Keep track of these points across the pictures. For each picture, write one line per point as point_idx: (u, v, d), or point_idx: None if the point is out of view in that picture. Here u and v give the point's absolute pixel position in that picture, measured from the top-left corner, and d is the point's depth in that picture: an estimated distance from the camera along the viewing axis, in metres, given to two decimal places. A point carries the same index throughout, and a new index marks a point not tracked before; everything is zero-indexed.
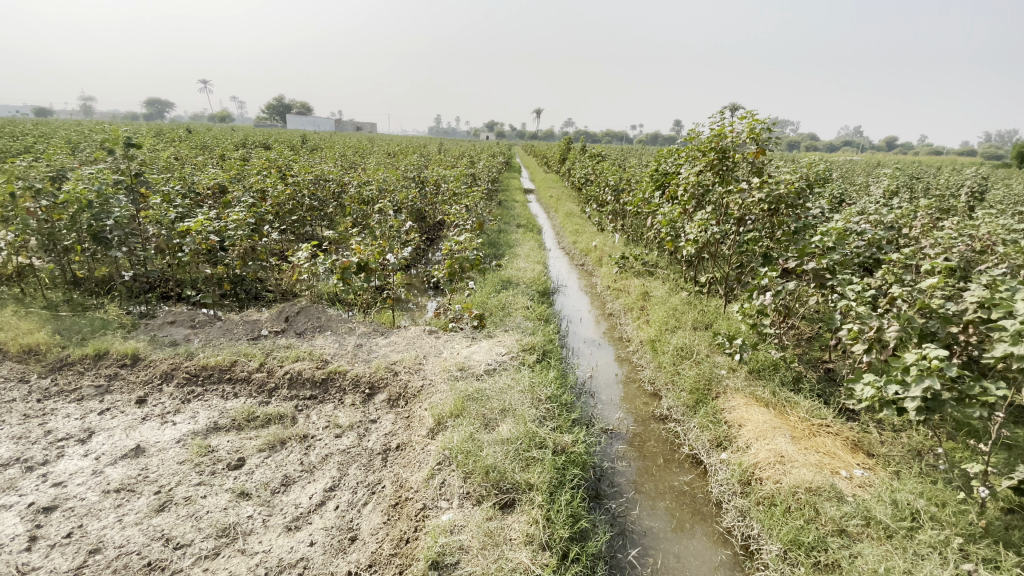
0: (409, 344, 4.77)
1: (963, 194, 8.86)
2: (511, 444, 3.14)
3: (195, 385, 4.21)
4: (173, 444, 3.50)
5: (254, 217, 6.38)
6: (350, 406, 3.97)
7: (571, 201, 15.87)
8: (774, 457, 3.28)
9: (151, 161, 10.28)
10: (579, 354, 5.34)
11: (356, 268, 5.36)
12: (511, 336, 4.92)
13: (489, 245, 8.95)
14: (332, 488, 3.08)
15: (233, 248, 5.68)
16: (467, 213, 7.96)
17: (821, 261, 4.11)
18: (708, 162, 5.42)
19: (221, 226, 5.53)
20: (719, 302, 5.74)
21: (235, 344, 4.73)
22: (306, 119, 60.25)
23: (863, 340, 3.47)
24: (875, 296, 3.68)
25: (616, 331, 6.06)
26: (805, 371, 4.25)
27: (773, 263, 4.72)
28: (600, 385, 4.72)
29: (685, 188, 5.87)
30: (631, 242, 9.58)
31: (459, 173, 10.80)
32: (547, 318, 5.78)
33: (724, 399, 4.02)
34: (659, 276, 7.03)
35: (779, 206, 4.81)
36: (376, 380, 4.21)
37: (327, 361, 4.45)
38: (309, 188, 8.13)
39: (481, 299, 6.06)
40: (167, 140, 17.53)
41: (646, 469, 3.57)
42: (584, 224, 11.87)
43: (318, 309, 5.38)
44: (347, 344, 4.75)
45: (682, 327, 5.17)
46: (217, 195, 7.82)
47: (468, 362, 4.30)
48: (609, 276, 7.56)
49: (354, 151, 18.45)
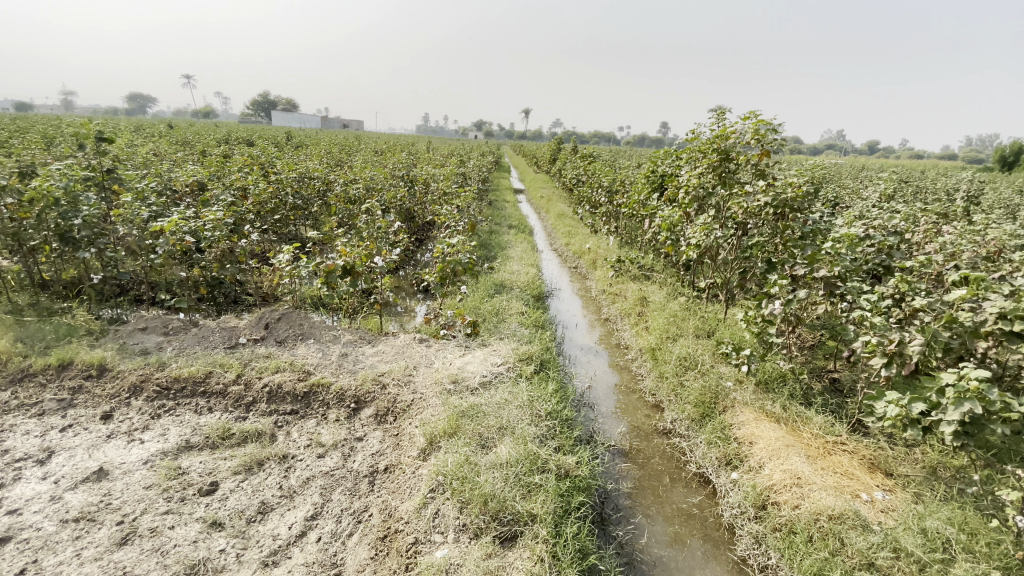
0: (398, 353, 4.50)
1: (957, 198, 8.81)
2: (511, 468, 2.89)
3: (166, 399, 3.89)
4: (140, 466, 3.18)
5: (233, 217, 6.04)
6: (334, 422, 3.69)
7: (562, 202, 15.66)
8: (790, 480, 3.08)
9: (128, 157, 9.86)
10: (576, 363, 5.11)
11: (341, 271, 5.09)
12: (506, 344, 4.67)
13: (480, 247, 8.71)
14: (314, 516, 2.81)
15: (210, 250, 5.35)
16: (458, 214, 7.70)
17: (833, 269, 3.93)
18: (709, 164, 5.26)
19: (198, 226, 5.20)
20: (720, 309, 5.56)
21: (211, 353, 4.41)
22: (292, 116, 59.37)
23: (881, 353, 3.30)
24: (890, 306, 3.52)
25: (613, 338, 5.83)
26: (814, 384, 4.07)
27: (780, 270, 4.53)
28: (599, 396, 4.49)
29: (686, 190, 5.67)
30: (626, 244, 9.38)
31: (450, 172, 10.53)
32: (543, 325, 5.54)
33: (732, 414, 3.81)
34: (657, 281, 6.84)
35: (785, 210, 4.63)
36: (363, 393, 3.93)
37: (311, 373, 4.17)
38: (293, 187, 7.78)
39: (473, 304, 5.80)
40: (146, 135, 17.02)
41: (652, 489, 3.35)
42: (576, 225, 11.67)
43: (301, 315, 5.07)
44: (331, 354, 4.46)
45: (684, 335, 4.97)
46: (196, 193, 7.46)
47: (462, 373, 4.04)
48: (605, 280, 7.34)
49: (340, 148, 18.11)
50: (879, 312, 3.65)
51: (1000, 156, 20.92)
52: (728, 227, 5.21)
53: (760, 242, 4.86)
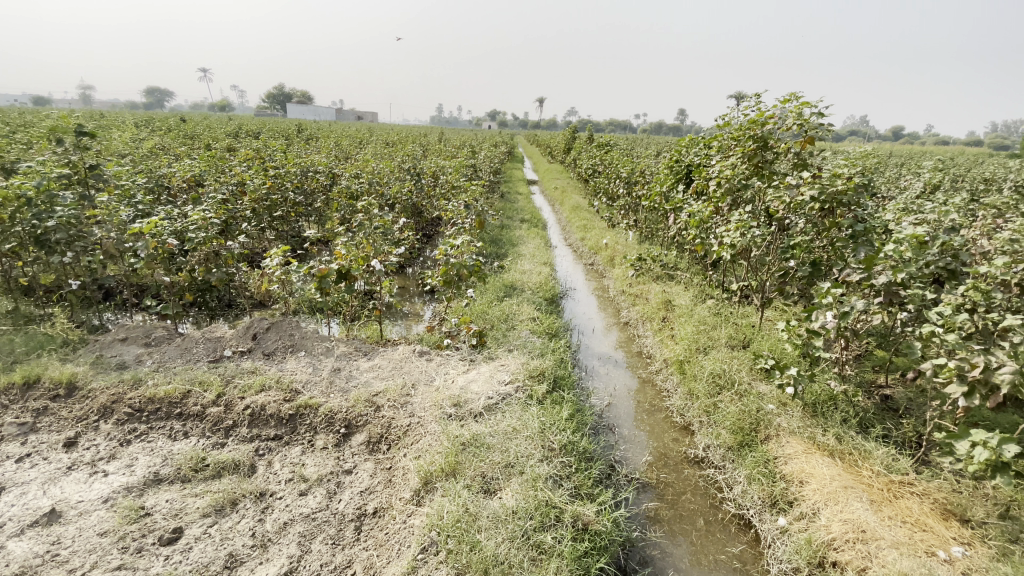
0: (396, 369, 4.05)
1: (1006, 185, 8.04)
2: (517, 523, 2.44)
3: (138, 423, 3.51)
4: (99, 506, 2.78)
5: (224, 218, 5.63)
6: (320, 451, 3.26)
7: (576, 193, 15.08)
8: (853, 534, 2.57)
9: (131, 153, 9.59)
10: (593, 376, 4.61)
11: (336, 276, 4.60)
12: (516, 358, 4.19)
13: (491, 244, 8.24)
14: (288, 573, 2.37)
15: (194, 253, 4.95)
16: (466, 209, 7.21)
17: (895, 276, 3.36)
18: (744, 154, 4.70)
19: (181, 227, 4.77)
20: (755, 315, 4.99)
21: (192, 368, 4.01)
22: (307, 109, 59.65)
23: (960, 380, 2.76)
24: (968, 322, 2.97)
25: (634, 346, 5.31)
26: (869, 408, 3.52)
27: (825, 273, 4.17)
28: (620, 417, 4.01)
29: (718, 182, 5.09)
30: (645, 240, 8.81)
31: (459, 164, 10.05)
32: (556, 333, 5.05)
33: (777, 444, 3.30)
34: (681, 281, 6.30)
35: (835, 206, 4.03)
36: (354, 417, 3.49)
37: (298, 393, 3.73)
38: (293, 183, 7.36)
39: (481, 310, 5.33)
40: (156, 130, 16.90)
41: (685, 535, 2.87)
42: (592, 219, 11.11)
43: (292, 324, 4.64)
44: (322, 369, 4.02)
45: (716, 346, 4.43)
46: (192, 189, 7.25)
47: (464, 395, 3.57)
48: (624, 280, 6.82)
49: (352, 141, 17.87)
50: (951, 328, 3.10)
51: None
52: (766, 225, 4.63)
53: (803, 241, 4.29)
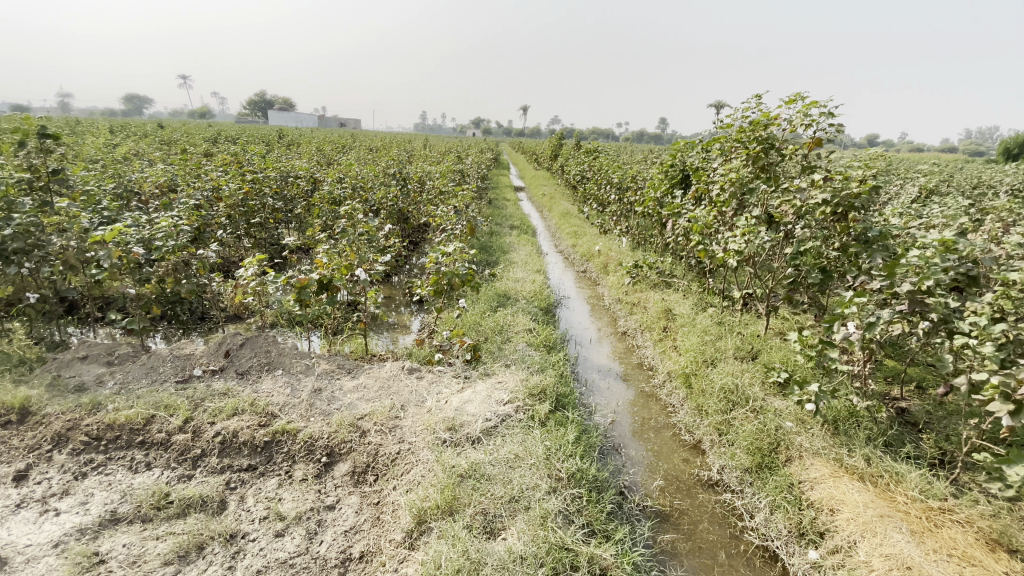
0: (384, 388, 3.72)
1: (996, 191, 8.03)
2: (527, 571, 2.14)
3: (95, 453, 3.10)
4: (48, 552, 2.38)
5: (196, 225, 5.23)
6: (299, 484, 2.92)
7: (564, 200, 14.90)
8: (898, 572, 2.32)
9: (101, 157, 9.10)
10: (594, 390, 4.33)
11: (317, 287, 4.24)
12: (514, 374, 3.89)
13: (480, 251, 7.95)
14: None
15: (161, 263, 4.54)
16: (456, 214, 6.91)
17: (921, 284, 3.14)
18: (748, 156, 4.50)
19: (148, 235, 4.37)
20: (760, 324, 4.76)
21: (157, 391, 3.60)
22: (289, 116, 59.06)
23: (1005, 398, 2.55)
24: (1005, 333, 2.76)
25: (634, 358, 5.05)
26: (893, 426, 3.30)
27: (838, 280, 3.95)
28: (625, 435, 3.73)
29: (721, 186, 4.86)
30: (639, 246, 8.61)
31: (446, 169, 9.76)
32: (554, 345, 4.77)
33: (800, 467, 3.06)
34: (680, 288, 6.08)
35: (848, 210, 3.83)
36: (337, 444, 3.15)
37: (275, 417, 3.37)
38: (272, 188, 6.97)
39: (473, 321, 5.01)
40: (131, 134, 16.31)
41: (706, 572, 2.59)
42: (583, 225, 10.88)
43: (268, 339, 4.26)
44: (302, 389, 3.66)
45: (725, 358, 4.18)
46: (164, 194, 6.82)
47: (460, 418, 3.25)
48: (620, 287, 6.58)
49: (335, 147, 17.50)
50: (984, 339, 2.90)
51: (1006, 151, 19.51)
52: (773, 229, 4.41)
53: (814, 246, 4.06)
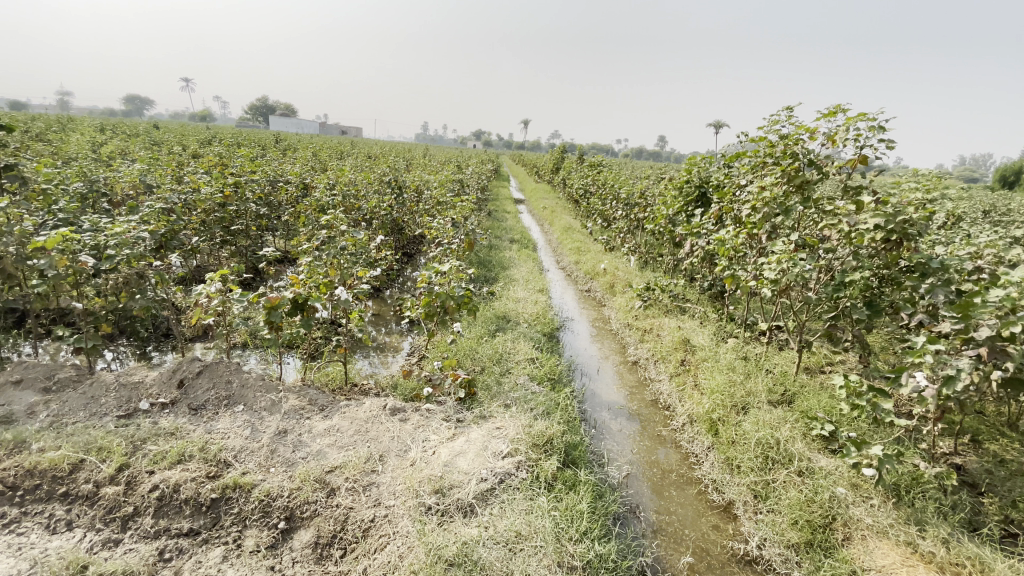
0: (362, 431, 3.17)
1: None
2: None
3: (4, 506, 2.42)
4: None
5: (163, 232, 4.66)
6: (249, 557, 2.32)
7: (566, 213, 14.45)
8: None
9: (79, 154, 8.55)
10: (605, 435, 3.77)
11: (290, 307, 3.67)
12: (515, 417, 3.35)
13: (479, 266, 7.45)
14: None
15: (114, 275, 3.96)
16: (453, 227, 6.41)
17: (1005, 331, 2.63)
18: (783, 174, 4.00)
19: (100, 242, 3.80)
20: (791, 361, 4.25)
21: (94, 427, 3.00)
22: (289, 121, 58.82)
23: None
24: None
25: (647, 393, 4.50)
26: (964, 499, 2.77)
27: (888, 314, 3.54)
28: (643, 494, 3.17)
29: (750, 207, 4.36)
30: (647, 264, 8.14)
31: (445, 178, 9.28)
32: (559, 379, 4.23)
33: (862, 550, 2.51)
34: (696, 315, 5.59)
35: (904, 239, 3.34)
36: (300, 505, 2.58)
37: (228, 467, 2.80)
38: (256, 193, 6.42)
39: (468, 348, 4.45)
40: (121, 132, 15.89)
41: None
42: (586, 240, 10.39)
43: (232, 366, 3.68)
44: (265, 432, 3.10)
45: (757, 404, 3.64)
46: (137, 195, 6.28)
47: (450, 476, 2.70)
48: (630, 311, 6.06)
49: (330, 152, 17.08)
50: None
51: (1002, 176, 19.43)
52: (812, 256, 3.89)
53: (861, 278, 3.56)
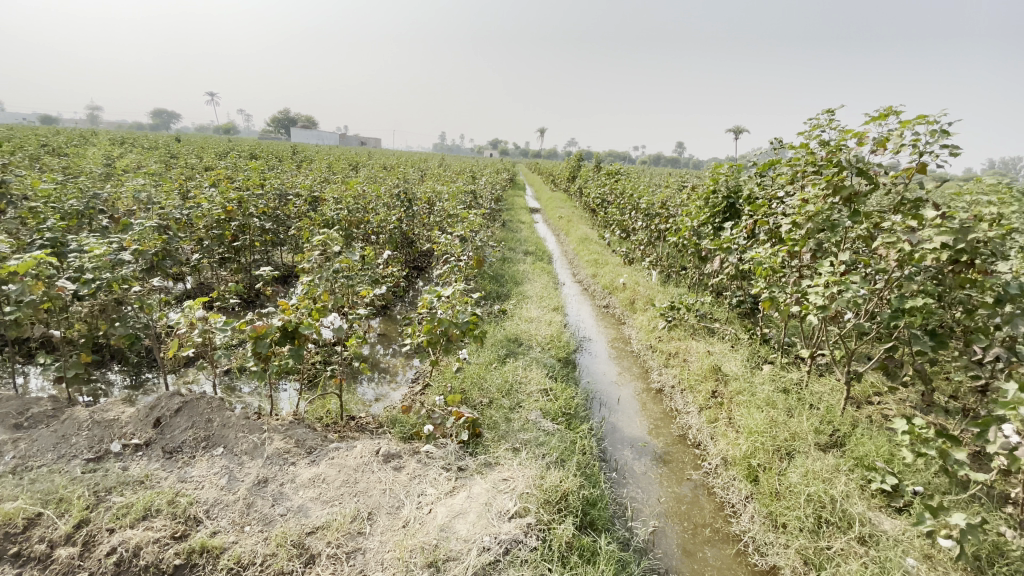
0: (351, 481, 2.81)
1: None
2: None
3: None
4: None
5: (155, 252, 4.41)
6: None
7: (583, 223, 14.03)
8: None
9: (89, 169, 8.47)
10: (627, 480, 3.35)
11: (279, 336, 3.33)
12: (525, 465, 2.96)
13: (491, 282, 7.09)
14: None
15: (96, 301, 3.68)
16: (462, 242, 6.07)
17: None
18: (827, 185, 3.56)
19: (80, 266, 3.53)
20: (836, 395, 3.78)
21: (59, 472, 2.68)
22: (308, 132, 59.66)
23: None
24: None
25: (674, 428, 4.06)
26: None
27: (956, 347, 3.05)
28: (674, 556, 2.74)
29: (789, 221, 3.92)
30: (669, 279, 7.69)
31: (457, 189, 8.98)
32: (575, 413, 3.83)
33: None
34: (725, 337, 5.14)
35: (976, 260, 2.87)
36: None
37: (198, 525, 2.46)
38: (260, 207, 6.08)
39: (476, 377, 4.08)
40: (141, 145, 16.10)
41: None
42: (605, 252, 9.96)
43: (214, 403, 3.38)
44: (244, 481, 2.77)
45: (804, 449, 3.19)
46: (137, 211, 6.08)
47: (447, 543, 2.33)
48: (652, 331, 5.63)
49: (344, 163, 16.99)
50: None
51: None
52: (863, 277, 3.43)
53: (924, 304, 3.09)
